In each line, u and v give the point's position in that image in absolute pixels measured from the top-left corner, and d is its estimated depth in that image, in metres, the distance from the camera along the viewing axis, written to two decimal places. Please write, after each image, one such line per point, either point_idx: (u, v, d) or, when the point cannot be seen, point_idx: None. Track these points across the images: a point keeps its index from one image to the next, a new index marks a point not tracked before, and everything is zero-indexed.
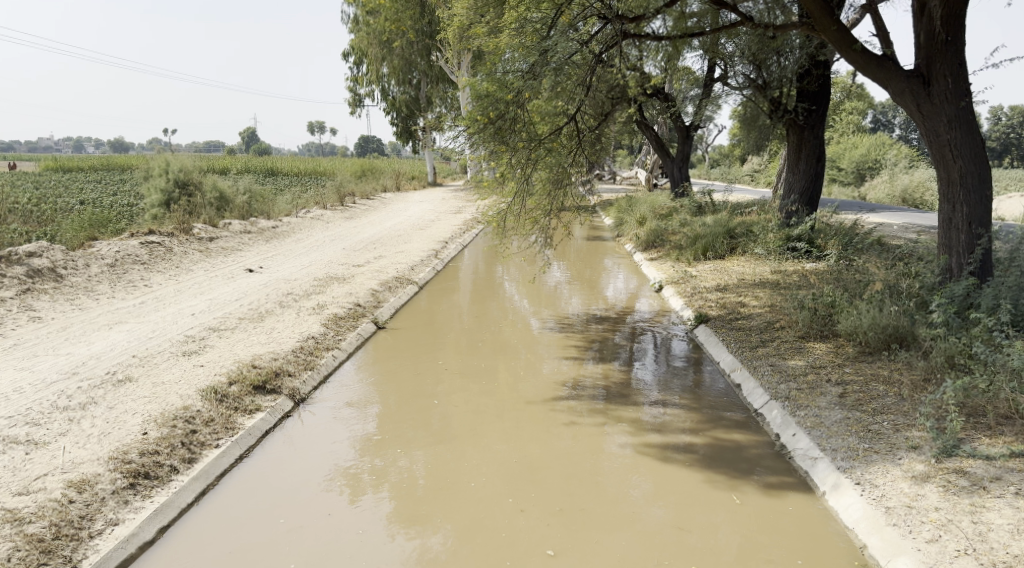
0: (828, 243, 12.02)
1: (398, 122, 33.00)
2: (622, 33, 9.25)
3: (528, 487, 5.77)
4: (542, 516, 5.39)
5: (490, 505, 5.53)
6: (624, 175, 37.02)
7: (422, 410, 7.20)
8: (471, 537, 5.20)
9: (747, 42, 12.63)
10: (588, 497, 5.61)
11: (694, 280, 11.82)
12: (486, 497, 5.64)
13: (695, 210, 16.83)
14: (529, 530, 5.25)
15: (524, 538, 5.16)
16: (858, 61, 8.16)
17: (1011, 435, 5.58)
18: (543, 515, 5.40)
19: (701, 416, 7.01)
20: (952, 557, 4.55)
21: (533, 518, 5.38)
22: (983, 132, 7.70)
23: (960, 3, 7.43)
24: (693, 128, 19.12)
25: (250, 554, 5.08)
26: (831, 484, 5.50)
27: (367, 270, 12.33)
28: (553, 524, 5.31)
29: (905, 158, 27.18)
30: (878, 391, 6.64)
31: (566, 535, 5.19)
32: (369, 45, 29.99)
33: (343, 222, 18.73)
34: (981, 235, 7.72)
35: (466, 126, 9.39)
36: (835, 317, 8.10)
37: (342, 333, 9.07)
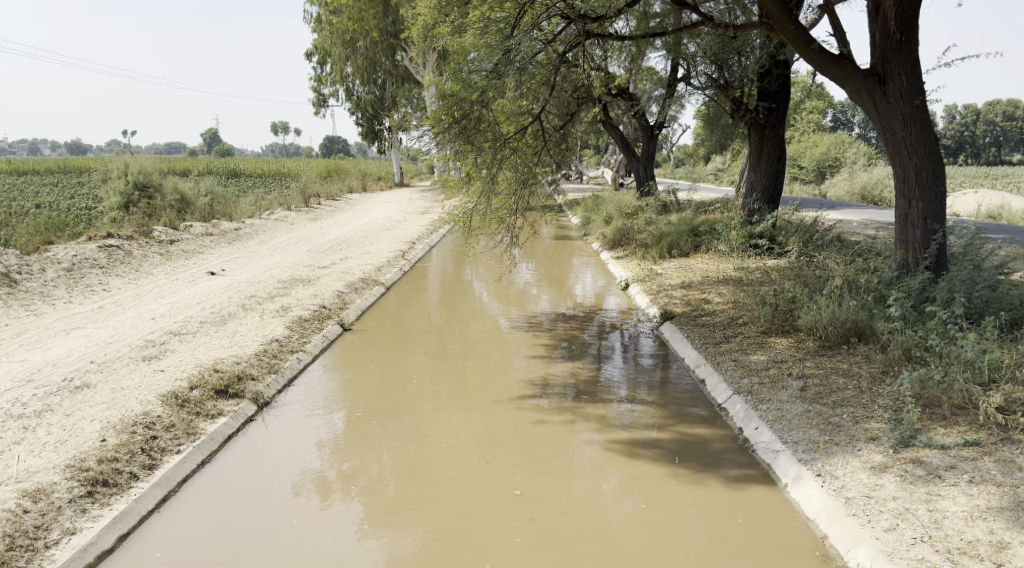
0: (789, 240, 12.22)
1: (364, 122, 32.86)
2: (585, 33, 9.28)
3: (492, 449, 6.33)
4: (506, 466, 6.06)
5: (462, 473, 5.97)
6: (589, 175, 37.30)
7: (391, 389, 7.74)
8: (441, 488, 5.76)
9: (709, 42, 12.96)
10: (557, 484, 5.78)
11: (659, 277, 11.94)
12: (457, 477, 5.92)
13: (660, 209, 17.00)
14: (496, 477, 5.90)
15: (491, 483, 5.80)
16: (816, 61, 8.30)
17: (965, 424, 5.71)
18: (507, 465, 6.06)
19: (667, 411, 7.08)
20: (909, 545, 4.64)
21: (498, 471, 5.98)
22: (937, 129, 7.87)
23: (913, 4, 7.60)
24: (658, 127, 19.31)
25: (231, 538, 5.24)
26: (792, 476, 5.59)
27: (332, 272, 12.23)
28: (516, 471, 5.98)
29: (864, 156, 27.79)
30: (838, 384, 6.76)
31: (529, 479, 5.85)
32: (333, 45, 29.53)
33: (308, 223, 18.60)
34: (936, 230, 7.90)
35: (431, 126, 9.41)
36: (796, 312, 8.24)
37: (307, 335, 9.01)
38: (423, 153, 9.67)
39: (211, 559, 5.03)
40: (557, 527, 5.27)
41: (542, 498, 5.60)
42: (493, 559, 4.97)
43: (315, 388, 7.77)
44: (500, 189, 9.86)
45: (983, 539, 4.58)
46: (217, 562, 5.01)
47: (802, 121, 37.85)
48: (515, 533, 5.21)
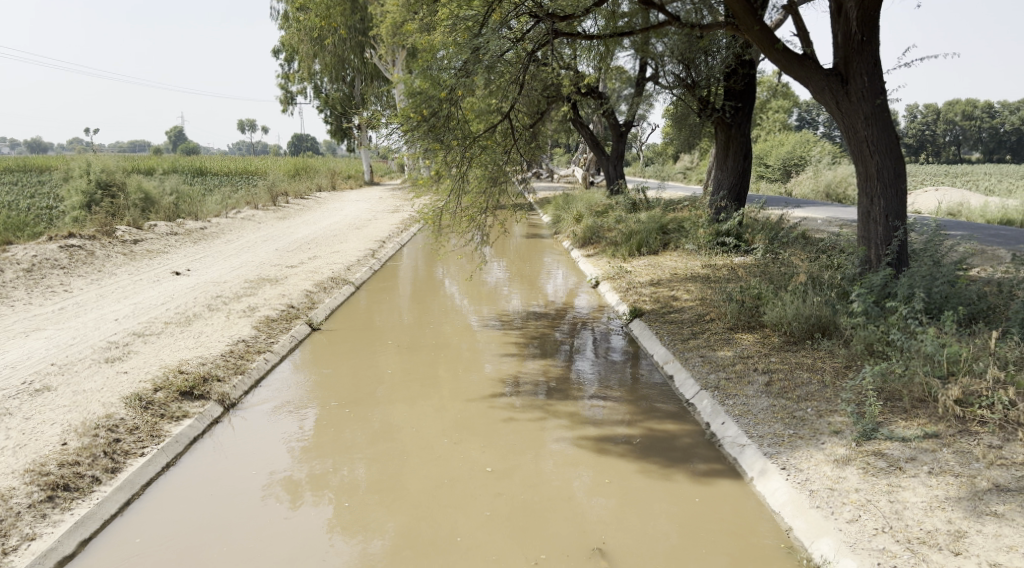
0: (755, 238, 12.39)
1: (332, 120, 32.60)
2: (553, 32, 9.28)
3: (462, 433, 6.62)
4: (476, 446, 6.36)
5: (434, 454, 6.25)
6: (559, 174, 37.41)
7: (362, 379, 7.97)
8: (414, 469, 6.02)
9: (676, 42, 13.03)
10: (525, 469, 5.99)
11: (628, 275, 12.02)
12: (425, 466, 6.05)
13: (629, 208, 17.12)
14: (466, 457, 6.19)
15: (462, 463, 6.09)
16: (781, 61, 8.41)
17: (925, 416, 5.84)
18: (476, 447, 6.36)
19: (636, 407, 7.14)
20: (871, 535, 4.73)
21: (468, 452, 6.26)
22: (898, 128, 8.03)
23: (874, 5, 7.74)
24: (627, 126, 19.43)
25: (209, 524, 5.37)
26: (758, 470, 5.68)
27: (300, 271, 12.11)
28: (486, 451, 6.27)
29: (829, 155, 28.22)
30: (802, 378, 6.88)
31: (498, 458, 6.15)
32: (300, 42, 29.24)
33: (276, 222, 18.41)
34: (897, 227, 8.06)
35: (400, 124, 9.32)
36: (761, 308, 8.36)
37: (274, 335, 8.93)
38: (393, 152, 9.61)
39: (190, 545, 5.15)
40: (525, 500, 5.56)
41: (510, 474, 5.90)
42: (462, 540, 5.13)
43: (285, 381, 7.92)
44: (470, 187, 9.85)
45: (942, 529, 4.67)
46: (196, 546, 5.13)
47: (767, 120, 38.50)
48: (485, 506, 5.49)
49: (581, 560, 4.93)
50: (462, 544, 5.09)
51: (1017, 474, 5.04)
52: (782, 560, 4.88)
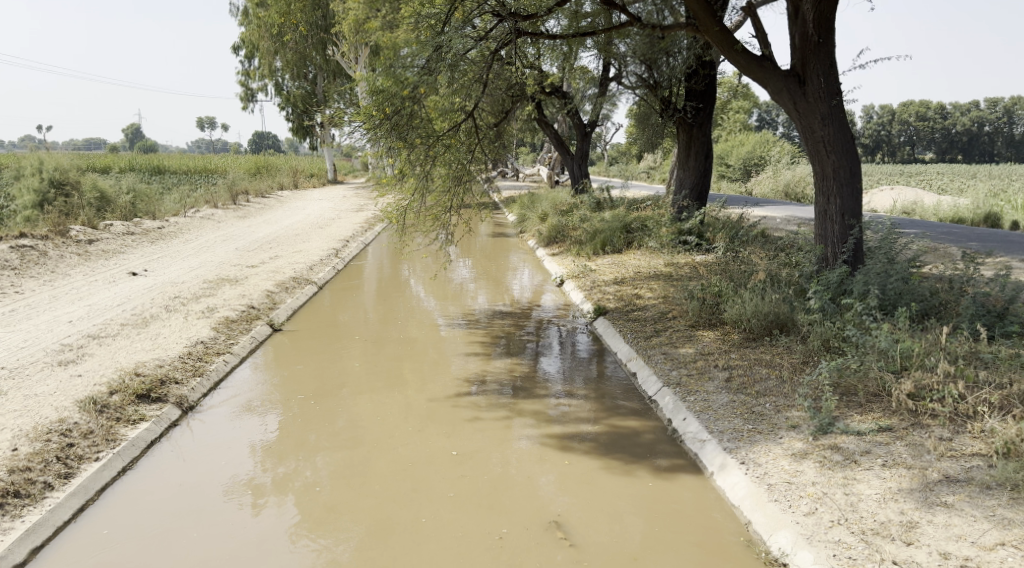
0: (716, 236, 12.57)
1: (294, 118, 32.26)
2: (516, 31, 9.26)
3: (425, 421, 6.84)
4: (438, 433, 6.59)
5: (399, 441, 6.46)
6: (524, 173, 37.48)
7: (325, 373, 8.11)
8: (379, 456, 6.21)
9: (637, 44, 13.14)
10: (488, 452, 6.25)
11: (593, 274, 12.10)
12: (390, 453, 6.25)
13: (594, 206, 17.21)
14: (430, 442, 6.42)
15: (427, 448, 6.32)
16: (740, 62, 8.51)
17: (879, 410, 5.97)
18: (439, 433, 6.59)
19: (600, 405, 7.20)
20: (827, 528, 4.80)
21: (432, 438, 6.49)
22: (853, 128, 8.20)
23: (829, 8, 7.89)
24: (591, 126, 19.56)
25: (175, 517, 5.41)
26: (718, 464, 5.76)
27: (261, 272, 11.95)
28: (449, 437, 6.51)
29: (788, 155, 28.77)
30: (761, 374, 6.99)
31: (460, 444, 6.40)
32: (260, 39, 28.83)
33: (236, 222, 18.17)
34: (853, 226, 8.24)
35: (362, 122, 9.14)
36: (722, 306, 8.48)
37: (234, 336, 8.81)
38: (356, 150, 9.55)
39: (157, 537, 5.18)
40: (488, 480, 5.81)
41: (472, 458, 6.15)
42: (427, 519, 5.33)
43: (249, 377, 7.99)
44: (435, 186, 9.79)
45: (895, 520, 4.75)
46: (164, 538, 5.17)
47: (729, 120, 39.07)
48: (449, 488, 5.72)
49: (540, 532, 5.19)
50: (427, 523, 5.29)
51: (965, 465, 5.17)
52: (740, 554, 4.95)
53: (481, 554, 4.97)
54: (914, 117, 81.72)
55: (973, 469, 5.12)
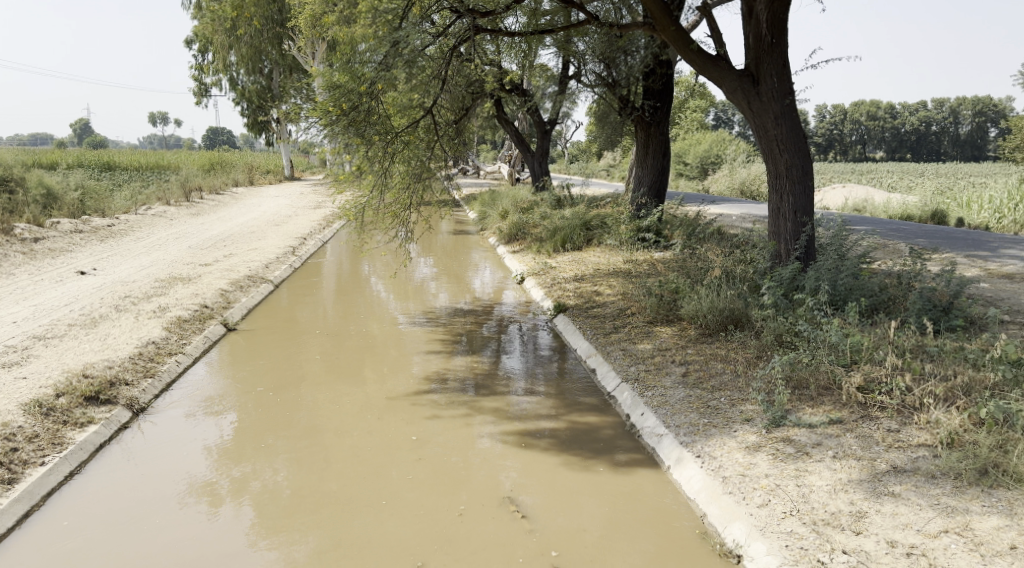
0: (674, 234, 12.72)
1: (249, 114, 31.89)
2: (474, 28, 9.20)
3: (384, 409, 7.02)
4: (397, 420, 6.78)
5: (358, 429, 6.62)
6: (485, 171, 37.49)
7: (282, 366, 8.19)
8: (338, 444, 6.35)
9: (596, 42, 13.25)
10: (446, 436, 6.47)
11: (553, 271, 12.16)
12: (350, 440, 6.41)
13: (554, 204, 17.26)
14: (389, 429, 6.62)
15: (386, 434, 6.51)
16: (695, 61, 8.60)
17: (830, 403, 6.10)
18: (397, 420, 6.79)
19: (560, 401, 7.23)
20: (780, 519, 4.89)
21: (390, 425, 6.68)
22: (805, 127, 8.36)
23: (782, 8, 8.02)
24: (551, 124, 19.68)
25: (134, 512, 5.41)
26: (674, 458, 5.85)
27: (215, 270, 11.74)
28: (407, 423, 6.72)
29: (743, 153, 29.27)
30: (717, 369, 7.10)
31: (418, 429, 6.61)
32: (214, 33, 28.35)
33: (190, 219, 17.83)
34: (805, 223, 8.40)
35: (318, 118, 9.09)
36: (679, 302, 8.59)
37: (186, 336, 8.64)
38: (314, 146, 9.46)
39: (118, 533, 5.19)
40: (447, 462, 6.04)
41: (431, 442, 6.36)
42: (389, 500, 5.52)
43: (203, 373, 7.99)
44: (394, 183, 9.70)
45: (845, 510, 4.85)
46: (125, 533, 5.18)
47: (686, 119, 39.60)
48: (409, 470, 5.92)
49: (495, 507, 5.44)
50: (390, 504, 5.47)
51: (912, 456, 5.30)
52: (696, 546, 5.02)
53: (443, 531, 5.17)
54: (865, 116, 83.69)
55: (919, 459, 5.25)
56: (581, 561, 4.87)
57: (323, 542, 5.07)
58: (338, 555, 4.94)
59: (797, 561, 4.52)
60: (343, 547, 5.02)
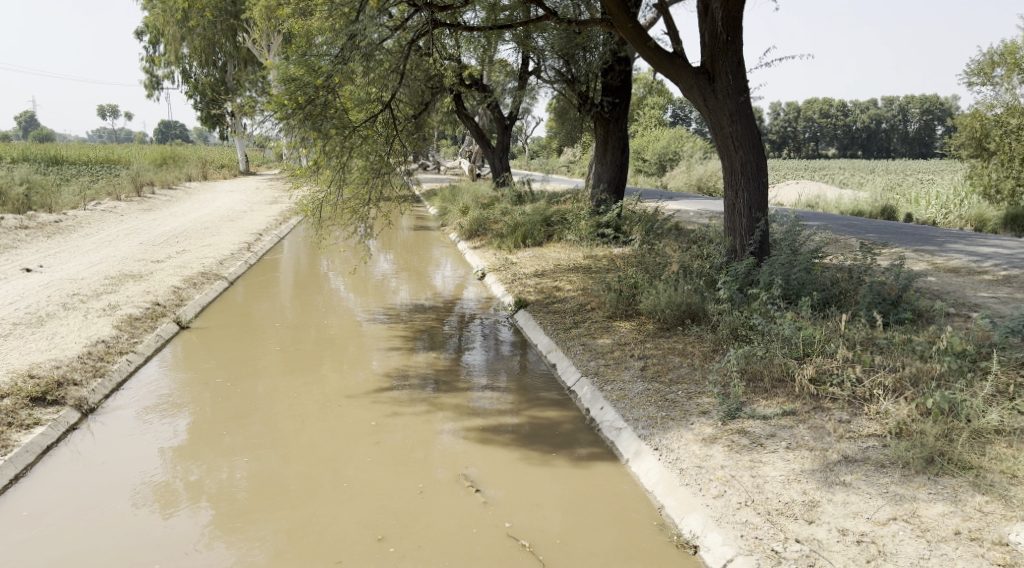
0: (633, 229, 12.79)
1: (202, 107, 31.27)
2: (433, 21, 9.14)
3: (341, 397, 7.17)
4: (355, 407, 6.94)
5: (316, 416, 6.76)
6: (445, 166, 37.34)
7: (238, 359, 8.22)
8: (298, 431, 6.47)
9: (554, 38, 13.26)
10: (404, 421, 6.66)
11: (514, 267, 12.17)
12: (309, 427, 6.55)
13: (514, 200, 17.23)
14: (346, 415, 6.78)
15: (344, 420, 6.67)
16: (652, 58, 8.66)
17: (784, 395, 6.21)
18: (355, 407, 6.95)
19: (520, 396, 7.25)
20: (735, 509, 4.96)
21: (348, 412, 6.84)
22: (759, 124, 8.49)
23: (737, 7, 8.13)
24: (511, 119, 19.66)
25: (93, 505, 5.40)
26: (633, 451, 5.91)
27: (167, 267, 11.49)
28: (365, 410, 6.89)
29: (700, 150, 29.64)
30: (674, 363, 7.18)
31: (376, 415, 6.78)
32: (166, 24, 27.70)
33: (141, 215, 17.42)
34: (759, 218, 8.55)
35: (273, 112, 8.88)
36: (638, 297, 8.66)
37: (138, 334, 8.44)
38: (269, 140, 9.24)
39: (79, 526, 5.18)
40: (405, 444, 6.24)
41: (388, 427, 6.55)
42: (351, 481, 5.69)
43: (158, 368, 7.95)
44: (352, 178, 9.61)
45: (797, 500, 4.94)
46: (86, 526, 5.17)
47: (644, 115, 40.00)
48: (368, 453, 6.10)
49: (453, 485, 5.65)
50: (351, 485, 5.64)
51: (862, 445, 5.42)
52: (655, 536, 5.08)
53: (403, 507, 5.36)
54: (818, 114, 85.44)
55: (869, 448, 5.38)
56: (542, 543, 5.01)
57: (288, 523, 5.18)
58: (303, 535, 5.06)
59: (752, 551, 4.60)
60: (308, 527, 5.14)
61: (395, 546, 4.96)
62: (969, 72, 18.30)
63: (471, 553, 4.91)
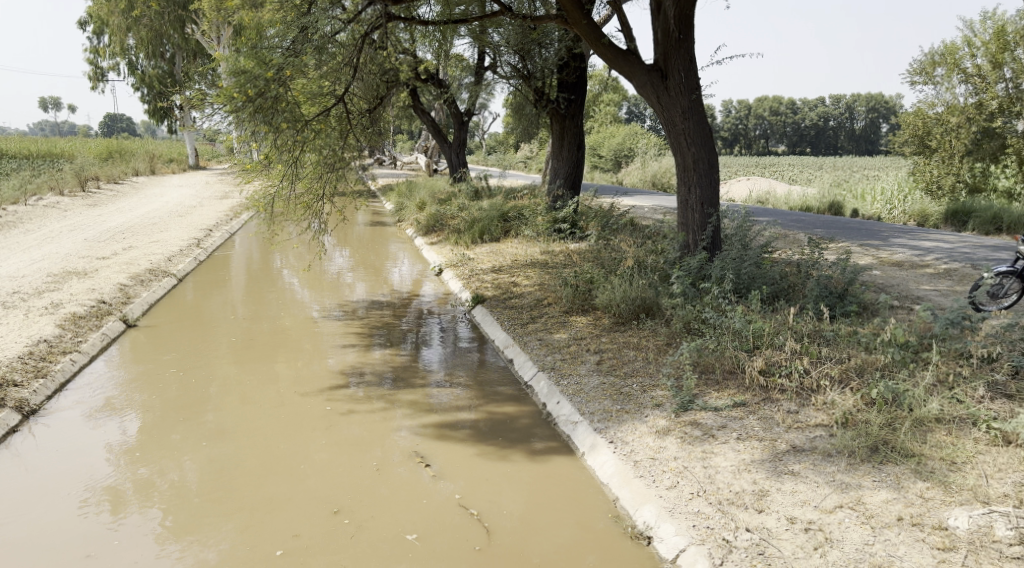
0: (589, 225, 12.87)
1: (149, 99, 30.55)
2: (387, 15, 9.07)
3: (294, 386, 7.29)
4: (307, 395, 7.09)
5: (270, 404, 6.87)
6: (401, 161, 37.13)
7: (189, 352, 8.22)
8: (252, 418, 6.58)
9: (509, 33, 13.28)
10: (357, 407, 6.84)
11: (471, 262, 12.15)
12: (264, 414, 6.67)
13: (471, 195, 17.19)
14: (300, 402, 6.93)
15: (298, 407, 6.82)
16: (606, 55, 8.70)
17: (735, 387, 6.34)
18: (308, 395, 7.09)
19: (478, 392, 7.25)
20: (688, 500, 5.04)
21: (301, 400, 6.98)
22: (711, 121, 8.62)
23: (689, 5, 8.23)
24: (467, 114, 19.63)
25: (49, 498, 5.39)
26: (589, 445, 5.96)
27: (113, 264, 11.20)
28: (318, 397, 7.04)
29: (654, 147, 29.97)
30: (629, 356, 7.27)
31: (328, 402, 6.94)
32: (110, 14, 26.91)
33: (85, 210, 16.96)
34: (711, 214, 8.68)
35: (222, 105, 8.69)
36: (594, 292, 8.73)
37: (82, 333, 8.22)
38: (219, 134, 9.12)
39: (38, 517, 5.18)
40: (359, 427, 6.44)
41: (341, 412, 6.74)
42: (307, 463, 5.86)
43: (105, 363, 7.86)
44: (304, 172, 9.49)
45: (747, 489, 5.04)
46: (43, 519, 5.16)
47: (599, 112, 40.26)
48: (323, 437, 6.28)
49: (408, 464, 5.87)
50: (308, 466, 5.82)
51: (810, 435, 5.56)
52: (611, 528, 5.12)
53: (359, 485, 5.58)
54: (768, 112, 87.03)
55: (816, 438, 5.51)
56: (497, 518, 5.22)
57: (247, 503, 5.33)
58: (263, 513, 5.23)
59: (703, 540, 4.67)
60: (267, 506, 5.30)
61: (351, 518, 5.19)
62: (911, 72, 18.81)
63: (422, 522, 5.16)
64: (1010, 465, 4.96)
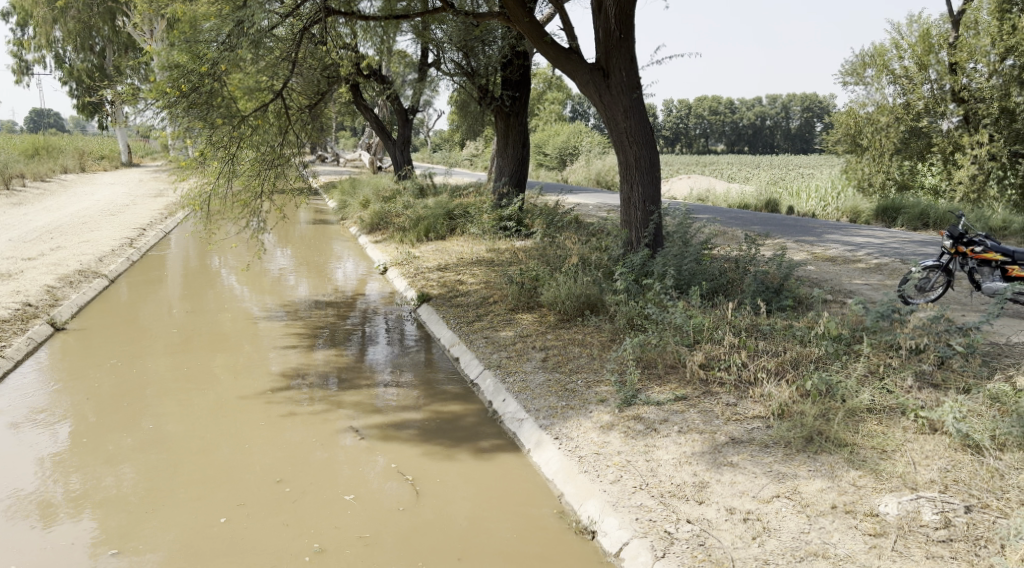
0: (534, 222, 12.89)
1: (78, 94, 29.48)
2: (325, 10, 9.01)
3: (229, 376, 7.45)
4: (241, 384, 7.27)
5: (204, 393, 7.01)
6: (344, 159, 36.67)
7: (121, 348, 8.20)
8: (190, 407, 6.72)
9: (452, 31, 13.23)
10: (293, 395, 7.02)
11: (416, 260, 12.08)
12: (200, 402, 6.82)
13: (416, 193, 17.07)
14: (235, 390, 7.11)
15: (233, 395, 7.00)
16: (549, 53, 8.72)
17: (676, 381, 6.43)
18: (242, 384, 7.27)
19: (423, 391, 7.21)
20: (630, 493, 5.09)
21: (235, 388, 7.16)
22: (652, 120, 8.73)
23: (629, 5, 8.33)
24: (411, 111, 19.50)
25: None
26: (534, 442, 5.97)
27: (39, 264, 10.80)
28: (252, 386, 7.23)
29: (598, 145, 30.24)
30: (574, 353, 7.32)
31: (263, 390, 7.14)
32: (35, 6, 25.72)
33: (9, 209, 16.31)
34: (653, 212, 8.79)
35: (154, 100, 8.43)
36: (539, 290, 8.75)
37: (6, 338, 7.90)
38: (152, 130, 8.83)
39: None
40: (295, 410, 6.70)
41: (276, 398, 6.95)
42: (247, 442, 6.10)
43: (32, 363, 7.73)
44: (243, 170, 9.26)
45: (688, 481, 5.13)
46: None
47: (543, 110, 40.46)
48: (261, 419, 6.53)
49: (350, 446, 6.09)
50: (249, 445, 6.06)
51: (748, 427, 5.68)
52: (555, 525, 5.15)
53: (298, 459, 5.87)
54: (708, 112, 88.73)
55: (754, 430, 5.64)
56: (432, 491, 5.48)
57: (193, 481, 5.54)
58: (209, 489, 5.44)
59: (646, 533, 4.71)
60: (213, 483, 5.52)
61: (292, 487, 5.50)
62: (844, 72, 19.41)
63: (361, 492, 5.45)
64: (937, 452, 5.15)
